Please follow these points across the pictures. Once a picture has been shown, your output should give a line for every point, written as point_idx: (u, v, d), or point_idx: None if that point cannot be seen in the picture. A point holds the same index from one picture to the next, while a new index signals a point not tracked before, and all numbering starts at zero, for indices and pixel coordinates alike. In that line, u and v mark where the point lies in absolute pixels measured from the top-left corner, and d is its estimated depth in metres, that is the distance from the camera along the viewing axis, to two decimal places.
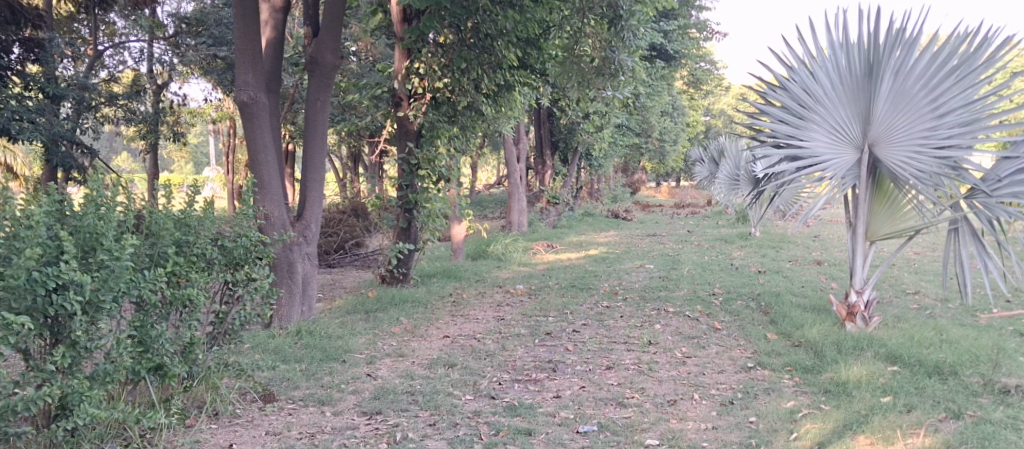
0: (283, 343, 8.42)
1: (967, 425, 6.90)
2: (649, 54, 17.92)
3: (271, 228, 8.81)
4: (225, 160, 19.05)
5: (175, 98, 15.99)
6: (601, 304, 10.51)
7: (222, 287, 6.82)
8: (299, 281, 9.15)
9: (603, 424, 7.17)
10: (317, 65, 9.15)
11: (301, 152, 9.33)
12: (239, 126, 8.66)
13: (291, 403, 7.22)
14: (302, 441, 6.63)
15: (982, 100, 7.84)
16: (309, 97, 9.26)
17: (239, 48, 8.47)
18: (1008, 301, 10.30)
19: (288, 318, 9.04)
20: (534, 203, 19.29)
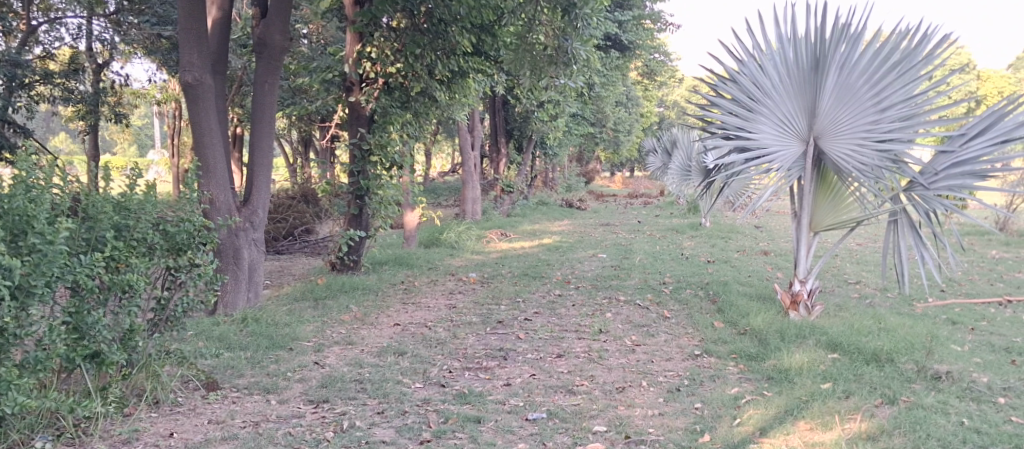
0: (227, 330, 8.37)
1: (900, 410, 7.10)
2: (603, 44, 18.00)
3: (216, 212, 8.77)
4: (169, 143, 18.71)
5: (118, 78, 15.61)
6: (553, 293, 10.62)
7: (164, 272, 6.72)
8: (245, 267, 9.10)
9: (551, 411, 7.27)
10: (265, 47, 9.09)
11: (248, 136, 9.24)
12: (183, 108, 8.54)
13: (235, 391, 7.19)
14: (246, 429, 6.63)
15: (922, 95, 8.04)
16: (256, 79, 9.16)
17: (183, 28, 8.37)
18: (943, 290, 10.61)
19: (234, 305, 9.01)
20: (488, 191, 19.32)
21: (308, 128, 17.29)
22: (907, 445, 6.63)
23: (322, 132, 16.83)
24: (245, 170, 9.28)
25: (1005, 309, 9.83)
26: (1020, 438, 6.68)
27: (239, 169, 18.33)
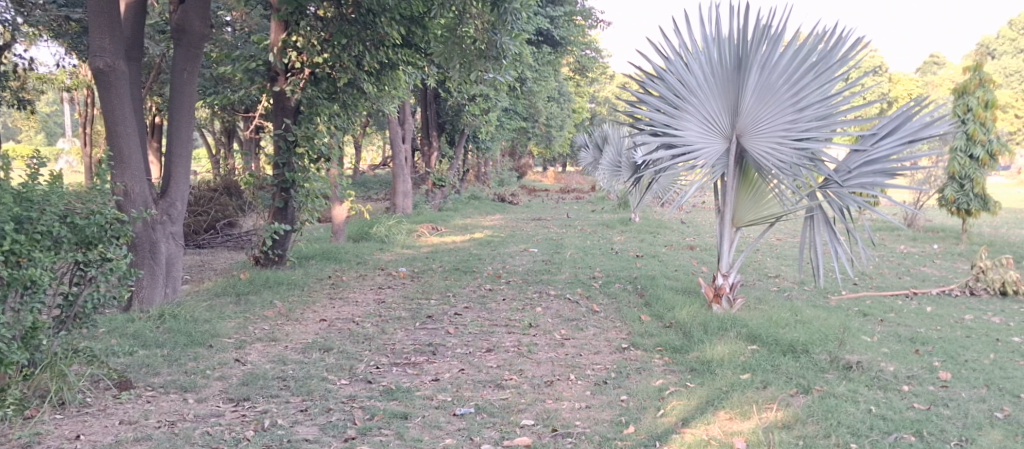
0: (143, 327, 8.22)
1: (814, 399, 7.35)
2: (535, 39, 17.97)
3: (130, 204, 8.60)
4: (81, 131, 18.08)
5: (21, 62, 14.84)
6: (484, 287, 10.67)
7: (72, 267, 6.61)
8: (163, 262, 8.92)
9: (479, 406, 7.33)
10: (184, 33, 8.90)
11: (165, 126, 9.07)
12: (95, 95, 8.37)
13: (149, 391, 7.10)
14: (161, 429, 6.56)
15: (837, 95, 8.30)
16: (174, 67, 8.98)
17: (94, 12, 8.20)
18: (856, 283, 10.99)
19: (150, 300, 8.79)
20: (419, 185, 19.24)
21: (231, 118, 16.96)
22: (820, 433, 6.86)
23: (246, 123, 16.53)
24: (163, 162, 9.11)
25: (912, 300, 10.24)
26: (923, 424, 6.97)
27: (156, 159, 17.90)
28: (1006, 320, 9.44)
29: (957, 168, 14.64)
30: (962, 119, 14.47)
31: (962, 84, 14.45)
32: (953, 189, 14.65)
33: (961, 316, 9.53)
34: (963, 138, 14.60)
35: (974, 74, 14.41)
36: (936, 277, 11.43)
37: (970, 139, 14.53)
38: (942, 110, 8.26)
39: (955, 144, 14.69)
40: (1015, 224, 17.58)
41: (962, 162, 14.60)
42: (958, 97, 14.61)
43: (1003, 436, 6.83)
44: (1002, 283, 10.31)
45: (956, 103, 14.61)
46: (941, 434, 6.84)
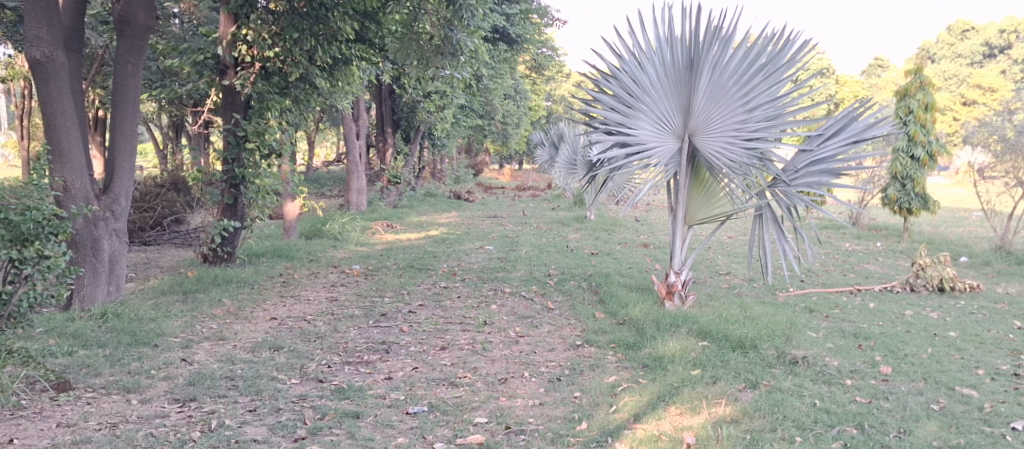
0: (84, 327, 8.07)
1: (761, 394, 7.46)
2: (491, 36, 17.89)
3: (71, 199, 8.43)
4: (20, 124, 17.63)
5: None
6: (439, 285, 10.66)
7: (7, 265, 6.51)
8: (106, 259, 8.75)
9: (433, 404, 7.34)
10: (127, 24, 8.74)
11: (109, 119, 8.88)
12: (32, 87, 8.23)
13: (90, 392, 7.01)
14: (101, 431, 6.50)
15: (786, 96, 8.42)
16: (117, 59, 8.82)
17: (30, 2, 8.08)
18: (803, 280, 11.17)
19: (92, 299, 8.60)
20: (374, 182, 19.12)
21: (178, 112, 16.68)
22: (766, 427, 6.99)
23: (194, 116, 16.26)
24: (106, 157, 8.93)
25: (856, 296, 10.42)
26: (864, 417, 7.13)
27: (99, 153, 17.58)
28: (945, 315, 9.65)
29: (899, 169, 14.90)
30: (903, 121, 14.81)
31: (903, 87, 14.79)
32: (895, 189, 14.93)
33: (903, 312, 9.72)
34: (904, 139, 14.90)
35: (915, 77, 14.74)
36: (879, 274, 11.65)
37: (911, 140, 14.84)
38: (884, 111, 8.48)
39: (898, 145, 14.96)
40: (954, 222, 18.02)
41: (904, 163, 14.87)
42: (900, 99, 14.94)
43: (940, 427, 7.02)
44: (940, 280, 10.56)
45: (898, 105, 14.93)
46: (881, 426, 7.01)
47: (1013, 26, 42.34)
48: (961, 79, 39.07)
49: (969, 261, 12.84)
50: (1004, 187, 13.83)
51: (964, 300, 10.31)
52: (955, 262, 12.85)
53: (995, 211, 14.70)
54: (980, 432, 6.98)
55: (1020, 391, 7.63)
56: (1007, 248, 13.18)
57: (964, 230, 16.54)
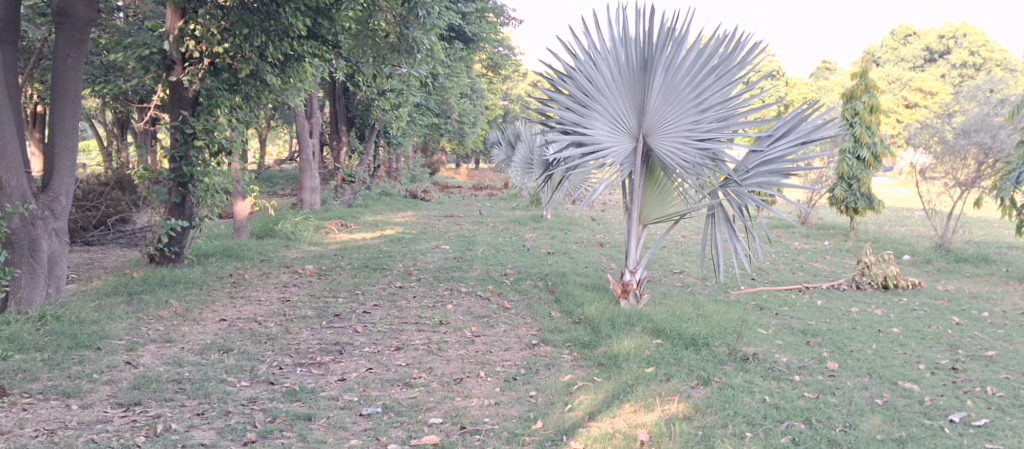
0: (22, 330, 7.88)
1: (713, 391, 7.52)
2: (447, 34, 17.72)
3: (6, 197, 8.20)
4: None
5: None
6: (394, 284, 10.57)
7: None
8: (44, 260, 8.53)
9: (387, 405, 7.30)
10: (66, 17, 8.51)
11: (48, 116, 8.60)
12: None
13: (26, 398, 6.96)
14: (38, 439, 6.52)
15: (738, 97, 8.48)
16: (57, 53, 8.56)
17: None
18: (754, 278, 11.27)
19: (29, 301, 8.37)
20: (328, 180, 18.92)
21: (121, 107, 16.31)
22: (718, 423, 7.07)
23: (140, 113, 15.93)
24: (45, 154, 8.69)
25: (804, 294, 10.53)
26: (812, 412, 7.22)
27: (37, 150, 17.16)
28: (888, 312, 9.80)
29: (846, 170, 15.11)
30: (849, 123, 14.95)
31: (850, 89, 14.97)
32: (842, 189, 15.16)
33: (849, 309, 9.85)
34: (851, 140, 15.07)
35: (861, 80, 14.96)
36: (826, 272, 11.80)
37: (857, 140, 15.03)
38: (830, 114, 8.69)
39: (844, 146, 15.15)
40: (899, 221, 18.33)
41: (850, 163, 15.09)
42: (846, 101, 15.10)
43: (883, 421, 7.13)
44: (885, 278, 10.72)
45: (845, 107, 15.10)
46: (828, 421, 7.12)
47: (952, 32, 42.17)
48: (905, 82, 39.88)
49: (911, 258, 13.08)
50: (944, 186, 14.14)
51: (907, 297, 10.48)
52: (897, 260, 13.07)
53: (936, 210, 15.05)
54: (920, 425, 7.12)
55: (960, 385, 7.78)
56: (947, 247, 13.44)
57: (908, 228, 16.86)
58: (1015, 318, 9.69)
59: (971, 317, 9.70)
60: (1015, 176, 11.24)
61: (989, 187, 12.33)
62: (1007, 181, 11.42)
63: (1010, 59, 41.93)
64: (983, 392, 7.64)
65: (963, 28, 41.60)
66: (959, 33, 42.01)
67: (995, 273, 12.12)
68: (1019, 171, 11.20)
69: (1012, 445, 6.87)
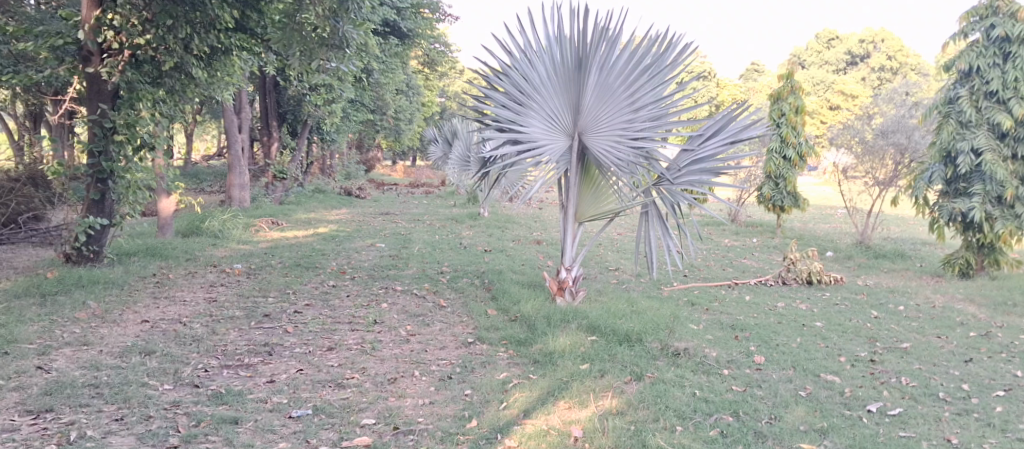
0: None
1: (645, 386, 7.53)
2: (381, 29, 17.47)
3: None
4: None
5: None
6: (327, 283, 10.35)
7: None
8: None
9: (318, 407, 7.16)
10: None
11: None
12: None
13: None
14: None
15: (670, 97, 8.52)
16: None
17: None
18: (686, 275, 11.35)
19: None
20: (258, 177, 18.51)
21: (38, 101, 15.72)
22: (650, 417, 7.08)
23: (56, 105, 15.39)
24: None
25: (733, 290, 10.64)
26: (739, 405, 7.27)
27: None
28: (812, 306, 9.93)
29: (773, 168, 15.30)
30: (777, 123, 15.20)
31: (777, 90, 15.23)
32: (769, 187, 15.37)
33: (775, 304, 9.96)
34: (777, 140, 15.26)
35: (788, 81, 15.20)
36: (754, 268, 11.93)
37: (783, 141, 15.22)
38: (759, 114, 8.81)
39: (770, 146, 15.34)
40: (822, 219, 18.68)
41: (777, 163, 15.29)
42: (773, 102, 15.35)
43: (806, 412, 7.21)
44: (808, 273, 10.87)
45: (772, 108, 15.34)
46: (754, 413, 7.17)
47: (871, 37, 42.87)
48: (828, 84, 40.73)
49: (833, 255, 13.30)
50: (864, 185, 14.49)
51: (830, 292, 10.64)
52: (821, 256, 13.27)
53: (856, 208, 15.34)
54: (841, 415, 7.21)
55: (877, 376, 7.90)
56: (867, 243, 13.72)
57: (831, 226, 17.19)
58: (928, 311, 9.91)
59: (888, 310, 9.87)
60: (927, 175, 11.58)
61: (903, 187, 12.56)
62: (921, 181, 11.73)
63: (925, 64, 43.13)
64: (899, 382, 7.78)
65: (880, 33, 42.43)
66: (877, 39, 42.62)
67: (910, 268, 12.40)
68: (932, 171, 11.54)
69: (924, 432, 6.99)
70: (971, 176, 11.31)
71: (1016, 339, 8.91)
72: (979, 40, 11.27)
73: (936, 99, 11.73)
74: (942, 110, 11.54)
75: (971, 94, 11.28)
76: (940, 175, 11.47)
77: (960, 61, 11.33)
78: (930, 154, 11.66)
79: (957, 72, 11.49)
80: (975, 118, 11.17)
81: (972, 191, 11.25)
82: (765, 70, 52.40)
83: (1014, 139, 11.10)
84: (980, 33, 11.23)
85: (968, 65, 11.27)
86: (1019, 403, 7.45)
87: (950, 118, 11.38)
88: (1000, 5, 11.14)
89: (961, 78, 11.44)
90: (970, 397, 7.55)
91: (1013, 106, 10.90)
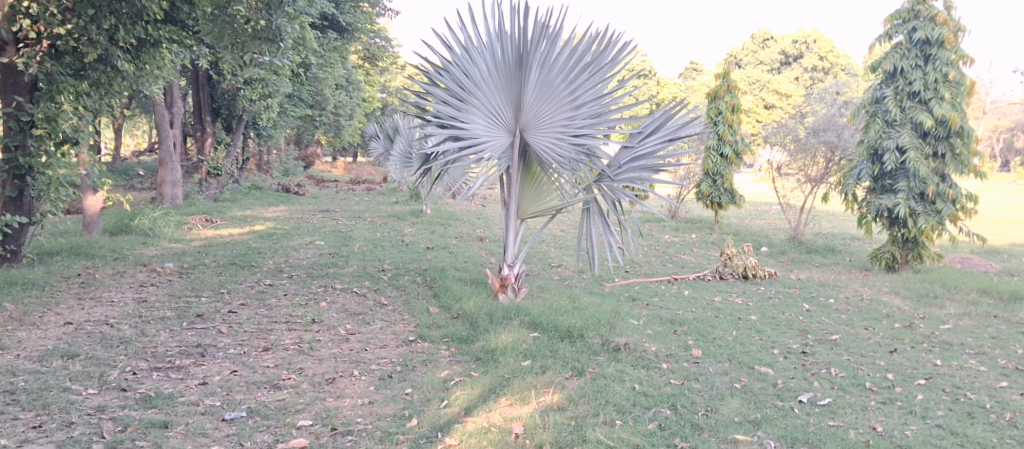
0: None
1: (586, 381, 7.47)
2: (320, 23, 17.16)
3: None
4: None
5: None
6: (263, 282, 10.10)
7: None
8: None
9: (252, 409, 6.97)
10: None
11: None
12: None
13: None
14: None
15: (610, 95, 8.50)
16: None
17: None
18: (627, 270, 11.34)
19: None
20: (192, 173, 18.09)
21: None
22: (590, 412, 7.02)
23: None
24: None
25: (673, 285, 10.64)
26: (677, 398, 7.25)
27: None
28: (748, 300, 9.99)
29: (710, 166, 15.41)
30: (713, 121, 15.34)
31: (713, 89, 15.32)
32: (707, 184, 15.46)
33: (712, 298, 10.00)
34: (714, 138, 15.37)
35: (724, 80, 15.32)
36: (693, 264, 11.97)
37: (720, 139, 15.33)
38: (695, 112, 8.89)
39: (708, 143, 15.45)
40: (757, 215, 18.88)
41: (714, 160, 15.37)
42: (710, 100, 15.46)
43: (740, 404, 7.21)
44: (744, 268, 10.94)
45: (709, 107, 15.48)
46: (691, 406, 7.16)
47: (803, 37, 43.23)
48: (764, 84, 41.30)
49: (768, 249, 13.43)
50: (797, 182, 14.69)
51: (765, 286, 10.72)
52: (755, 251, 13.39)
53: (789, 205, 15.55)
54: (773, 406, 7.23)
55: (808, 367, 7.95)
56: (799, 239, 13.87)
57: (766, 222, 17.36)
58: (857, 303, 10.03)
59: (819, 303, 9.98)
60: (856, 172, 11.76)
61: (833, 183, 12.72)
62: (850, 178, 11.88)
63: (853, 65, 44.03)
64: (829, 373, 7.83)
65: (812, 34, 42.85)
66: (810, 40, 43.03)
67: (841, 262, 12.58)
68: (860, 168, 11.71)
69: (852, 421, 7.05)
70: (896, 173, 11.52)
71: (937, 329, 9.07)
72: (902, 42, 11.42)
73: (864, 98, 11.90)
74: (869, 110, 11.72)
75: (896, 94, 11.46)
76: (867, 172, 11.64)
77: (884, 62, 11.48)
78: (858, 152, 11.84)
79: (883, 72, 11.65)
80: (900, 117, 11.35)
81: (897, 187, 11.44)
82: (703, 69, 52.97)
83: (935, 138, 11.35)
84: (903, 36, 11.38)
85: (893, 66, 11.43)
86: (940, 392, 7.55)
87: (876, 118, 11.56)
88: (921, 9, 11.31)
89: (887, 79, 11.60)
90: (894, 386, 7.63)
91: (934, 106, 11.14)
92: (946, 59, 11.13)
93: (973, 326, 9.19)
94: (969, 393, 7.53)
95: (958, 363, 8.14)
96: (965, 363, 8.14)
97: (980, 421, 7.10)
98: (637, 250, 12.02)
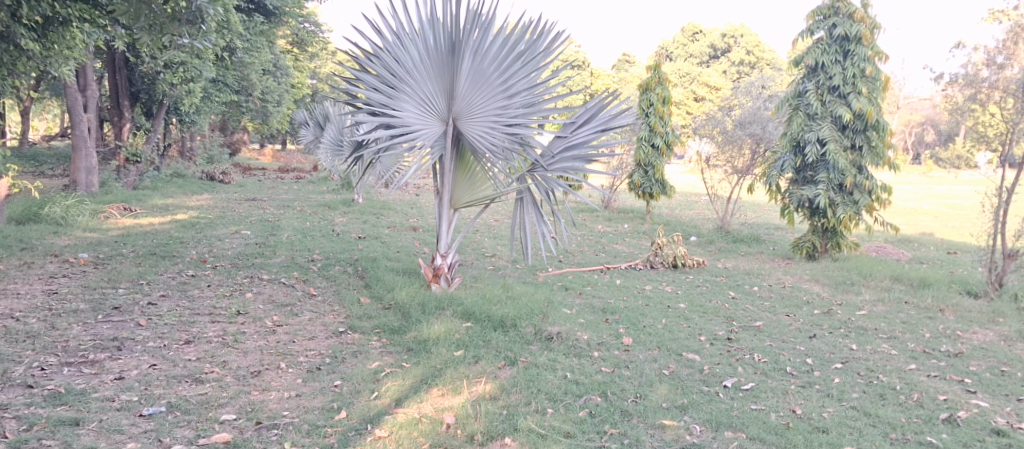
0: None
1: (519, 371, 7.32)
2: (245, 6, 16.67)
3: None
4: None
5: None
6: (185, 273, 9.70)
7: None
8: None
9: (172, 404, 6.66)
10: None
11: None
12: None
13: None
14: None
15: (543, 84, 8.33)
16: None
17: None
18: (560, 260, 11.21)
19: None
20: (110, 161, 17.46)
21: None
22: (522, 401, 6.88)
23: None
24: None
25: (604, 275, 10.55)
26: (607, 386, 7.14)
27: None
28: (676, 288, 9.96)
29: (642, 157, 15.36)
30: (645, 113, 15.28)
31: (646, 81, 15.28)
32: (639, 175, 15.44)
33: (643, 287, 9.94)
34: (646, 129, 15.32)
35: (655, 72, 15.30)
36: (625, 253, 11.91)
37: (651, 130, 15.29)
38: (627, 103, 8.79)
39: (639, 134, 15.38)
40: (686, 206, 18.97)
41: (646, 151, 15.34)
42: (642, 92, 15.42)
43: (669, 390, 7.14)
44: (674, 258, 10.91)
45: (641, 98, 15.41)
46: (621, 393, 7.05)
47: (732, 31, 43.67)
48: (694, 77, 41.63)
49: (696, 239, 13.44)
50: (724, 173, 14.76)
51: (693, 275, 10.70)
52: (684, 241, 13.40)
53: (717, 196, 15.61)
54: (700, 391, 7.17)
55: (733, 353, 7.92)
56: (726, 228, 13.94)
57: (695, 212, 17.45)
58: (780, 290, 10.08)
59: (744, 291, 10.00)
60: (779, 164, 11.89)
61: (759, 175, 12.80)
62: (774, 169, 12.00)
63: (779, 60, 44.70)
64: (753, 359, 7.81)
65: (740, 28, 43.30)
66: (738, 34, 43.53)
67: (765, 251, 12.67)
68: (783, 159, 11.85)
69: (773, 405, 7.02)
70: (817, 165, 11.62)
71: (853, 315, 9.14)
72: (823, 37, 11.52)
73: (787, 92, 11.95)
74: (792, 103, 11.77)
75: (817, 88, 11.52)
76: (790, 164, 11.78)
77: (806, 57, 11.53)
78: (782, 144, 11.93)
79: (805, 67, 11.70)
80: (821, 110, 11.42)
81: (817, 179, 11.54)
82: (635, 61, 53.21)
83: (853, 131, 11.45)
84: (824, 32, 11.48)
85: (814, 61, 11.49)
86: (855, 375, 7.59)
87: (799, 111, 11.62)
88: (841, 6, 11.37)
89: (808, 74, 11.66)
90: (814, 371, 7.65)
91: (852, 100, 11.24)
92: (864, 55, 11.26)
93: (887, 312, 9.28)
94: (882, 375, 7.58)
95: (872, 347, 8.20)
96: (879, 347, 8.20)
97: (890, 402, 7.14)
98: (569, 240, 11.90)
